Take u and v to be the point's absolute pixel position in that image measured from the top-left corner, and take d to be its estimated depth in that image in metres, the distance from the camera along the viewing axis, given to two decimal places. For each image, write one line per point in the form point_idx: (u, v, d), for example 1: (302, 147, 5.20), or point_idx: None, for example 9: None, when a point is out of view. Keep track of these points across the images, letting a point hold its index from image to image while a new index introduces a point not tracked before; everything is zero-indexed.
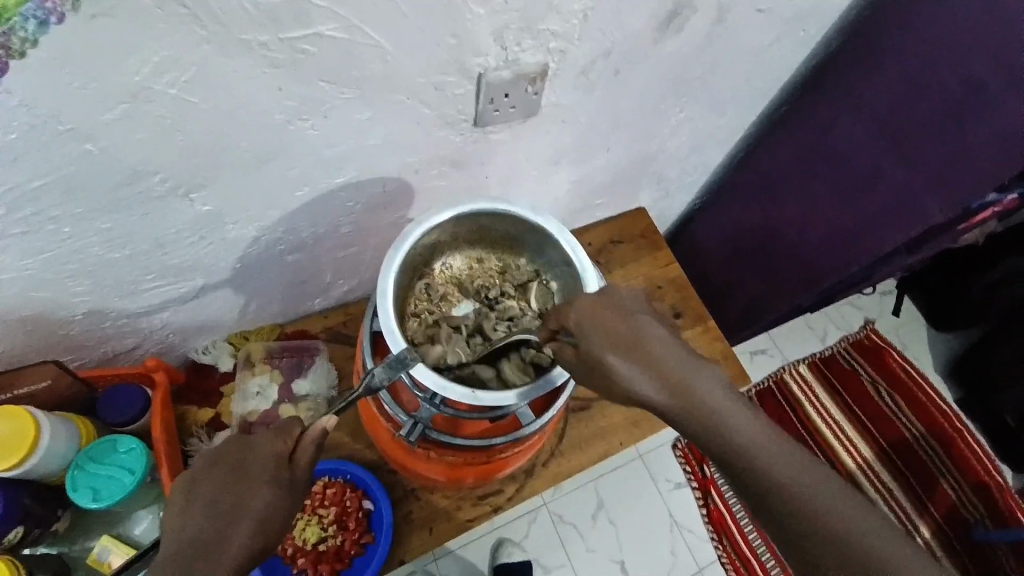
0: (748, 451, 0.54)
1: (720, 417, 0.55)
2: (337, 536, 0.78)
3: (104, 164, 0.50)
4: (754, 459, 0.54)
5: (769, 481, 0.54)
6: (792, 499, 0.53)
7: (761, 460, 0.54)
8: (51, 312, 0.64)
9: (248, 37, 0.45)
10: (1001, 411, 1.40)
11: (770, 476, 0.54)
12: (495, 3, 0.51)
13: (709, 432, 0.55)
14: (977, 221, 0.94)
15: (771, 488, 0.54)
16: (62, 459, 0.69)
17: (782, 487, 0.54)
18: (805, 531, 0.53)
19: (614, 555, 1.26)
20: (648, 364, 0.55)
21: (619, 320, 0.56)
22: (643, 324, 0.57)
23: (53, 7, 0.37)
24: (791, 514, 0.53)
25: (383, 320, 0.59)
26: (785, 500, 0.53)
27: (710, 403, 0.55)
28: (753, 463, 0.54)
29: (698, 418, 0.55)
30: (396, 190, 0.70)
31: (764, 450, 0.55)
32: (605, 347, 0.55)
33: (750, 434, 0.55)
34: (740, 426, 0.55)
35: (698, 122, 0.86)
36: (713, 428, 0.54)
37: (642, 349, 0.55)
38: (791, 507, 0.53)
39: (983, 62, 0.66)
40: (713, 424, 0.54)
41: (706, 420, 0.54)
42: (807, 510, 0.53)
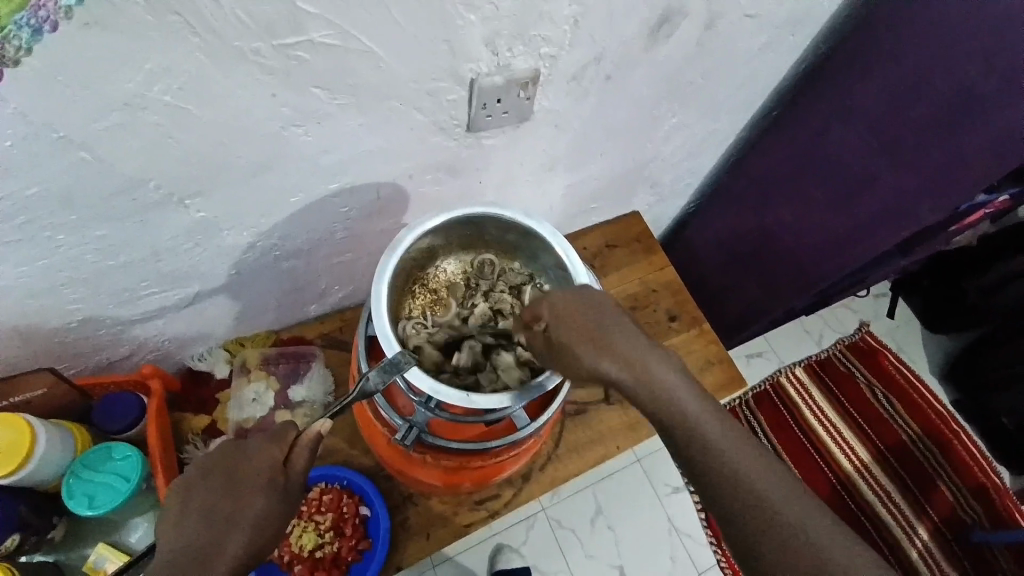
0: (698, 436, 0.52)
1: (676, 403, 0.53)
2: (333, 542, 0.77)
3: (99, 172, 0.50)
4: (702, 443, 0.52)
5: (719, 469, 0.52)
6: (737, 489, 0.51)
7: (711, 448, 0.52)
8: (46, 320, 0.64)
9: (241, 45, 0.46)
10: (995, 412, 1.40)
11: (718, 464, 0.52)
12: (486, 10, 0.52)
13: (659, 412, 0.53)
14: (969, 222, 0.95)
15: (719, 475, 0.52)
16: (57, 468, 0.69)
17: (728, 476, 0.51)
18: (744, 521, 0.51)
19: (613, 560, 1.25)
20: (615, 354, 0.53)
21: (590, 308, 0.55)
22: (607, 313, 0.55)
23: (47, 15, 0.38)
24: (733, 502, 0.51)
25: (378, 325, 0.59)
26: (729, 489, 0.51)
27: (665, 386, 0.53)
28: (707, 451, 0.52)
29: (647, 398, 0.53)
30: (390, 197, 0.71)
31: (726, 448, 0.52)
32: (569, 334, 0.54)
33: (705, 419, 0.53)
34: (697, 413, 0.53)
35: (690, 127, 0.86)
36: (664, 408, 0.53)
37: (608, 337, 0.54)
38: (732, 495, 0.51)
39: (971, 64, 0.67)
40: (672, 411, 0.53)
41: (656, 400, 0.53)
42: (750, 501, 0.51)
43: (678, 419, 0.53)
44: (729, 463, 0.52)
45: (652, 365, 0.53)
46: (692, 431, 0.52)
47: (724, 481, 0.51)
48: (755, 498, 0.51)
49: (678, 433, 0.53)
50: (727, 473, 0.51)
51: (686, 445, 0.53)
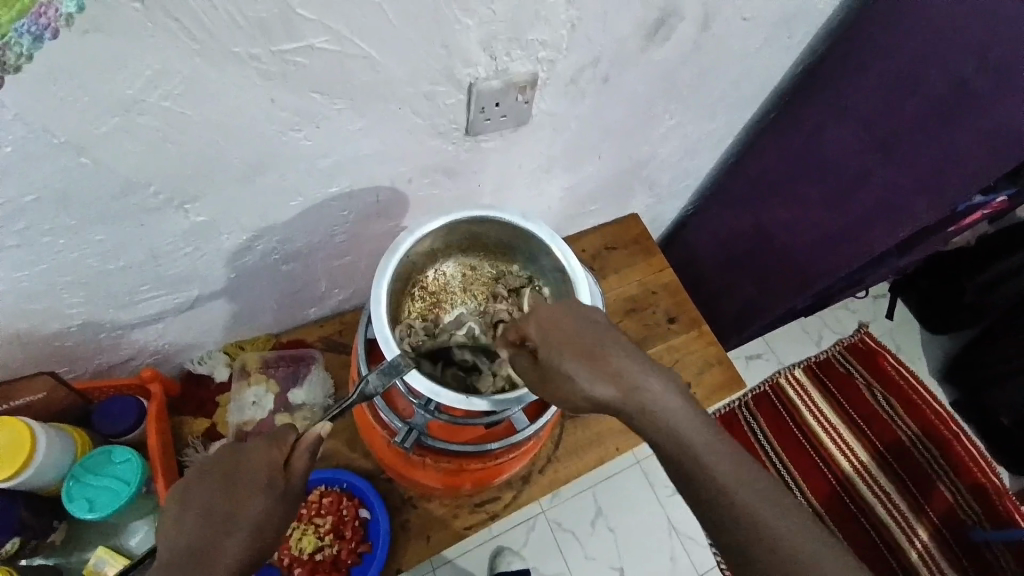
0: (728, 493, 0.49)
1: (697, 445, 0.50)
2: (333, 545, 0.78)
3: (100, 177, 0.51)
4: (734, 500, 0.49)
5: (754, 533, 0.48)
6: (774, 555, 0.47)
7: (745, 508, 0.48)
8: (46, 323, 0.64)
9: (240, 50, 0.46)
10: (995, 412, 1.40)
11: (752, 524, 0.48)
12: (483, 13, 0.52)
13: (684, 460, 0.50)
14: (966, 223, 0.95)
15: (756, 539, 0.48)
16: (57, 471, 0.69)
17: (763, 538, 0.48)
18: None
19: (614, 562, 1.25)
20: (607, 370, 0.51)
21: (574, 319, 0.54)
22: (595, 325, 0.54)
23: (48, 22, 0.38)
24: (769, 570, 0.47)
25: (378, 329, 0.59)
26: (765, 554, 0.47)
27: (682, 427, 0.51)
28: (702, 476, 0.50)
29: (664, 440, 0.51)
30: (389, 200, 0.71)
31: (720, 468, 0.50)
32: (551, 349, 0.52)
33: (743, 479, 0.50)
34: (723, 464, 0.50)
35: (687, 129, 0.87)
36: (685, 455, 0.50)
37: (594, 349, 0.52)
38: (768, 563, 0.47)
39: (969, 63, 0.67)
40: (659, 425, 0.51)
41: (678, 448, 0.50)
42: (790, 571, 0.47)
43: (704, 470, 0.50)
44: (765, 525, 0.48)
45: (656, 396, 0.51)
46: (720, 487, 0.49)
47: (757, 546, 0.48)
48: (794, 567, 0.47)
49: (705, 487, 0.49)
50: (761, 535, 0.48)
51: (717, 508, 0.49)
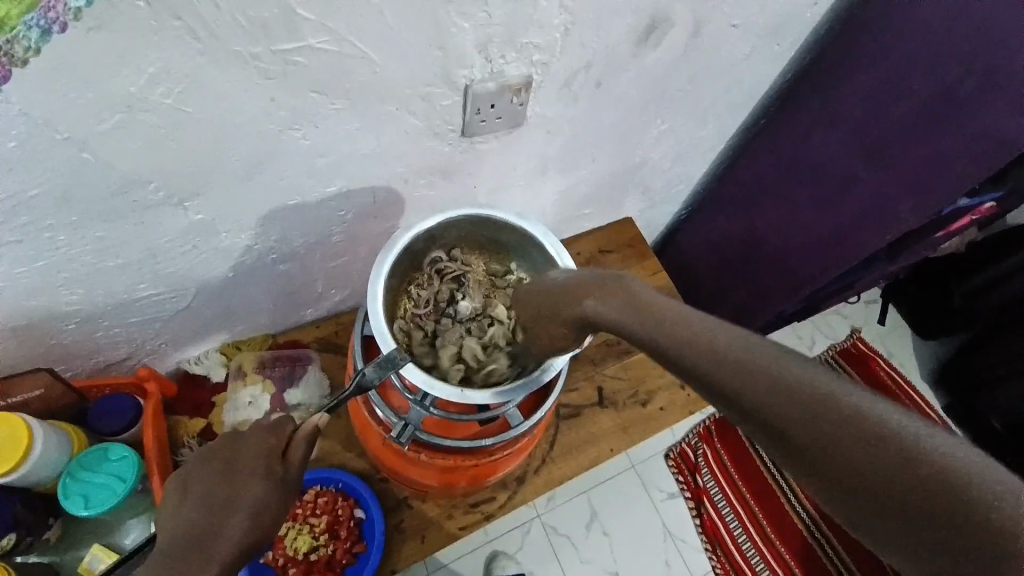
0: (770, 368, 0.39)
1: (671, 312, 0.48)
2: (327, 545, 0.78)
3: (102, 173, 0.51)
4: (772, 370, 0.39)
5: (812, 409, 0.37)
6: (843, 426, 0.35)
7: (777, 373, 0.39)
8: (45, 321, 0.65)
9: (240, 49, 0.47)
10: (986, 414, 1.41)
11: (806, 398, 0.37)
12: (479, 17, 0.54)
13: (711, 351, 0.43)
14: (954, 228, 0.97)
15: (818, 418, 0.36)
16: (55, 467, 0.69)
17: (823, 415, 0.36)
18: (861, 473, 0.34)
19: (608, 567, 1.25)
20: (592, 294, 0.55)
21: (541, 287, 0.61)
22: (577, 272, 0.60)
23: (56, 16, 0.40)
24: (809, 416, 0.36)
25: (374, 322, 0.60)
26: (816, 424, 0.36)
27: (701, 328, 0.45)
28: (678, 333, 0.46)
29: (683, 343, 0.45)
30: (386, 201, 0.72)
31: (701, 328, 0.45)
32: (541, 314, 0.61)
33: (736, 335, 0.43)
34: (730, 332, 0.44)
35: (680, 133, 0.88)
36: (716, 350, 0.42)
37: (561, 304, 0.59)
38: (834, 440, 0.35)
39: (953, 70, 0.69)
40: (634, 314, 0.50)
41: (702, 342, 0.43)
42: (868, 444, 0.34)
43: (737, 352, 0.41)
44: (821, 394, 0.37)
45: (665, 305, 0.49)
46: (745, 360, 0.41)
47: (817, 423, 0.36)
48: (874, 441, 0.34)
49: (740, 372, 0.40)
50: (819, 406, 0.36)
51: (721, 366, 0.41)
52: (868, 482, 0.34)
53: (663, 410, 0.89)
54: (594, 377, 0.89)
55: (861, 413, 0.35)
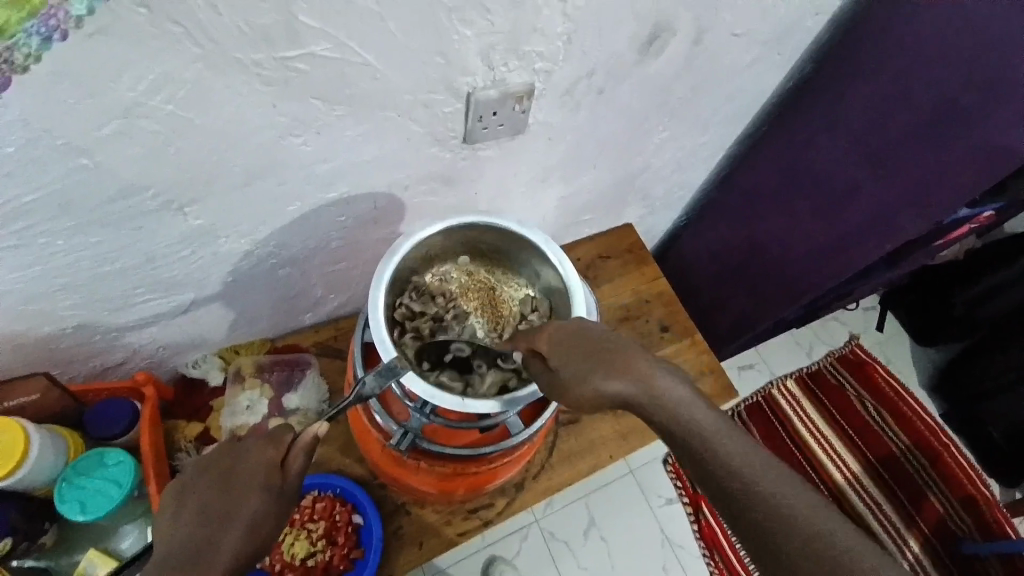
0: (724, 457, 0.52)
1: (671, 397, 0.55)
2: (325, 551, 0.77)
3: (100, 179, 0.51)
4: (720, 454, 0.52)
5: (789, 535, 0.49)
6: (759, 504, 0.50)
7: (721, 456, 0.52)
8: (40, 325, 0.64)
9: (242, 56, 0.47)
10: (984, 425, 1.42)
11: (759, 505, 0.50)
12: (481, 25, 0.54)
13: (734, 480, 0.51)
14: (953, 236, 0.96)
15: (793, 543, 0.48)
16: (50, 472, 0.69)
17: (793, 536, 0.48)
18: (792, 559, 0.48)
19: (606, 572, 1.25)
20: (618, 370, 0.55)
21: (585, 335, 0.58)
22: (608, 337, 0.58)
23: (57, 24, 0.39)
24: (743, 495, 0.51)
25: (375, 330, 0.60)
26: (740, 496, 0.51)
27: (711, 431, 0.53)
28: (661, 403, 0.54)
29: (672, 421, 0.54)
30: (387, 206, 0.72)
31: (678, 401, 0.54)
32: (572, 361, 0.57)
33: (698, 412, 0.54)
34: (689, 404, 0.55)
35: (681, 140, 0.88)
36: (717, 461, 0.52)
37: (612, 358, 0.56)
38: (759, 520, 0.50)
39: (955, 80, 0.69)
40: (657, 401, 0.55)
41: (687, 427, 0.53)
42: (783, 526, 0.49)
43: (705, 443, 0.53)
44: (770, 498, 0.50)
45: (688, 405, 0.55)
46: (701, 435, 0.53)
47: (766, 520, 0.50)
48: (789, 525, 0.49)
49: (752, 503, 0.50)
50: (773, 513, 0.50)
51: (679, 431, 0.54)
52: (797, 568, 0.48)
53: None
54: None
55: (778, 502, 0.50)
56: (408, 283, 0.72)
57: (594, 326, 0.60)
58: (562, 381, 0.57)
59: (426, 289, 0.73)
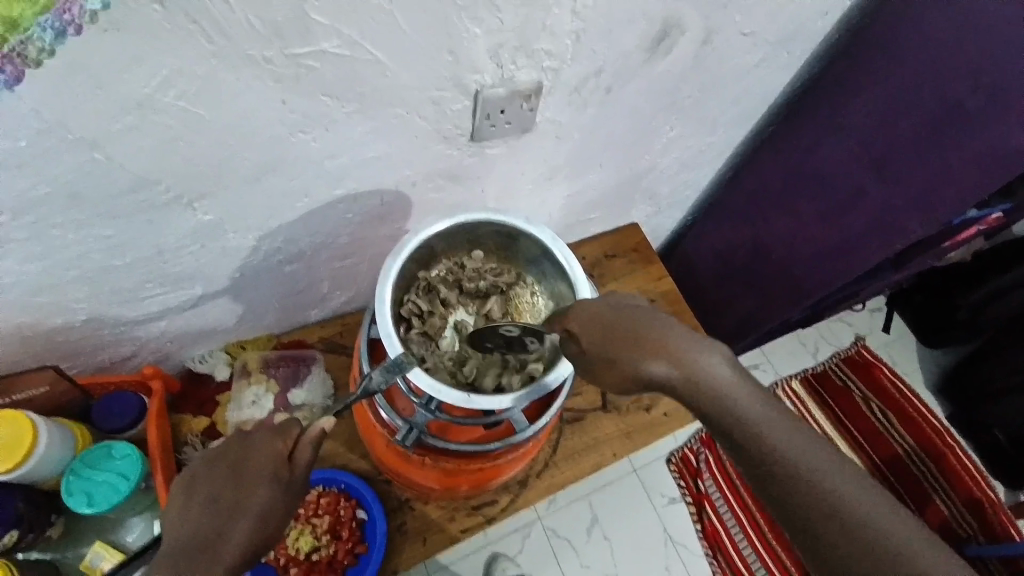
0: (773, 443, 0.54)
1: (716, 380, 0.55)
2: (329, 545, 0.78)
3: (111, 172, 0.52)
4: (770, 441, 0.54)
5: (835, 516, 0.52)
6: (808, 488, 0.52)
7: (769, 443, 0.54)
8: (50, 318, 0.65)
9: (253, 52, 0.47)
10: (990, 428, 1.41)
11: (807, 488, 0.52)
12: (491, 23, 0.54)
13: (784, 472, 0.53)
14: (961, 238, 0.96)
15: (838, 523, 0.51)
16: (59, 464, 0.69)
17: (839, 516, 0.51)
18: (839, 537, 0.51)
19: (609, 571, 1.25)
20: (655, 348, 0.56)
21: (621, 314, 0.58)
22: (647, 313, 0.59)
23: (71, 18, 0.40)
24: (791, 480, 0.53)
25: (380, 326, 0.60)
26: (789, 483, 0.53)
27: (758, 416, 0.55)
28: (710, 389, 0.55)
29: (722, 410, 0.55)
30: (393, 203, 0.72)
31: (726, 387, 0.55)
32: (614, 343, 0.56)
33: (745, 399, 0.55)
34: (737, 390, 0.55)
35: (688, 139, 0.88)
36: (767, 448, 0.54)
37: (652, 338, 0.56)
38: (806, 504, 0.52)
39: (962, 83, 0.68)
40: (702, 383, 0.55)
41: (736, 415, 0.55)
42: (830, 508, 0.52)
43: (754, 431, 0.54)
44: (818, 481, 0.52)
45: (734, 391, 0.55)
46: (749, 422, 0.54)
47: (813, 503, 0.52)
48: (835, 508, 0.52)
49: (802, 494, 0.53)
50: (820, 494, 0.52)
51: (728, 418, 0.55)
52: (845, 545, 0.51)
53: (666, 416, 0.88)
54: (599, 381, 0.89)
55: (824, 486, 0.52)
56: (415, 280, 0.72)
57: (630, 299, 0.61)
58: (607, 365, 0.57)
59: (433, 285, 0.73)
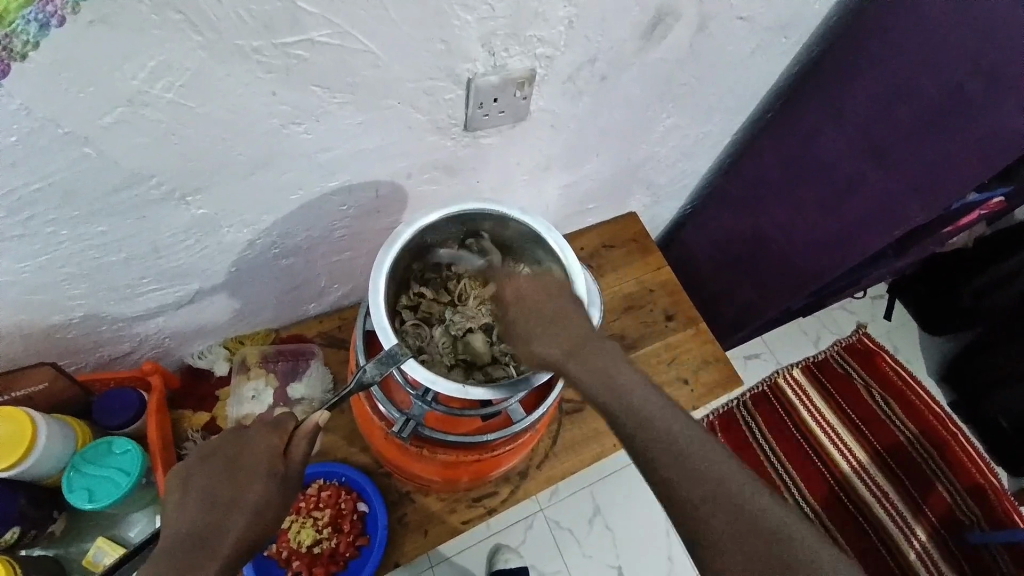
0: (657, 425, 0.49)
1: (606, 365, 0.54)
2: (331, 538, 0.78)
3: (103, 168, 0.51)
4: (653, 420, 0.49)
5: (721, 508, 0.45)
6: (698, 471, 0.46)
7: (651, 423, 0.49)
8: (47, 316, 0.65)
9: (242, 44, 0.47)
10: (993, 415, 1.40)
11: (697, 473, 0.46)
12: (483, 10, 0.53)
13: (666, 455, 0.47)
14: (963, 224, 0.95)
15: (726, 517, 0.44)
16: (59, 461, 0.69)
17: (730, 509, 0.45)
18: (732, 535, 0.44)
19: (611, 561, 1.25)
20: (562, 330, 0.58)
21: (547, 300, 0.60)
22: (563, 303, 0.60)
23: (54, 10, 0.39)
24: (672, 463, 0.47)
25: (375, 318, 0.60)
26: (675, 467, 0.47)
27: (635, 396, 0.51)
28: (592, 372, 0.54)
29: (605, 387, 0.52)
30: (389, 195, 0.72)
31: (615, 371, 0.53)
32: (528, 321, 0.59)
33: (630, 383, 0.52)
34: (628, 375, 0.53)
35: (685, 127, 0.87)
36: (642, 425, 0.49)
37: (564, 322, 0.58)
38: (692, 493, 0.46)
39: (961, 67, 0.67)
40: (585, 370, 0.54)
41: (620, 395, 0.51)
42: (719, 498, 0.45)
43: (641, 413, 0.50)
44: (703, 466, 0.46)
45: (621, 377, 0.53)
46: (637, 404, 0.50)
47: (704, 491, 0.45)
48: (724, 498, 0.45)
49: (716, 503, 0.45)
50: (710, 483, 0.46)
51: (616, 399, 0.51)
52: (737, 544, 0.43)
53: None
54: None
55: (709, 473, 0.46)
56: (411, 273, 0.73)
57: (564, 292, 0.61)
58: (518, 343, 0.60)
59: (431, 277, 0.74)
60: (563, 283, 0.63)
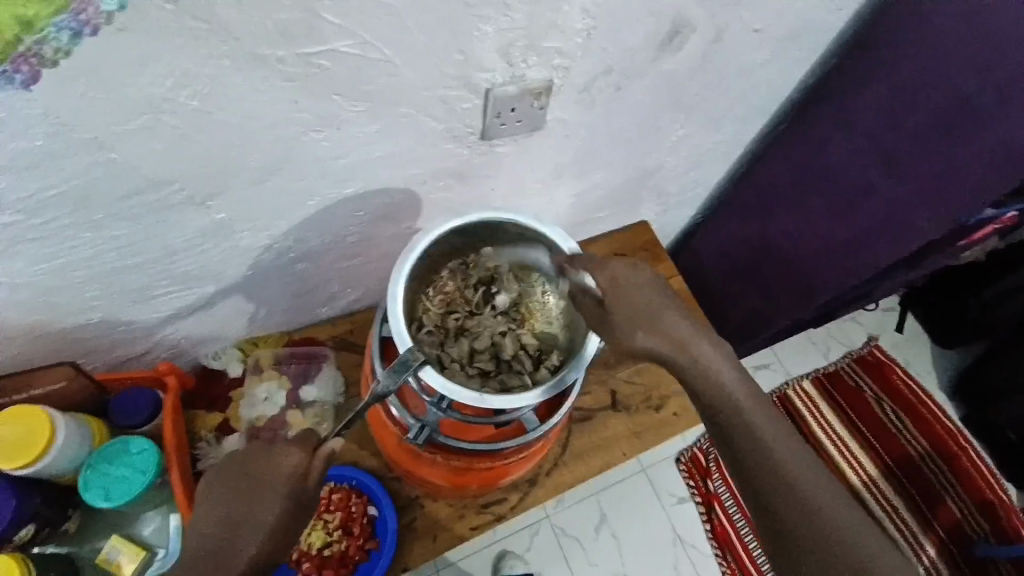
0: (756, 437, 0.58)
1: (699, 360, 0.59)
2: (341, 541, 0.79)
3: (126, 172, 0.52)
4: (750, 429, 0.58)
5: (790, 501, 0.57)
6: (780, 474, 0.57)
7: (755, 436, 0.58)
8: (66, 316, 0.66)
9: (265, 53, 0.48)
10: (1002, 428, 1.40)
11: (774, 471, 0.57)
12: (501, 21, 0.54)
13: (761, 457, 0.58)
14: (976, 238, 0.95)
15: (792, 507, 0.56)
16: (76, 459, 0.70)
17: (794, 501, 0.56)
18: (794, 519, 0.56)
19: (616, 570, 1.25)
20: (660, 329, 0.58)
21: (640, 291, 0.60)
22: (655, 289, 0.60)
23: (87, 18, 0.40)
24: (762, 463, 0.58)
25: (392, 325, 0.60)
26: (781, 473, 0.57)
27: (744, 404, 0.58)
28: (698, 373, 0.59)
29: (715, 397, 0.58)
30: (403, 201, 0.72)
31: (725, 381, 0.59)
32: (621, 312, 0.59)
33: (743, 394, 0.59)
34: (732, 386, 0.59)
35: (697, 138, 0.88)
36: (750, 433, 0.58)
37: (657, 318, 0.59)
38: (768, 486, 0.57)
39: (969, 75, 0.68)
40: (700, 373, 0.59)
41: (734, 405, 0.58)
42: (799, 498, 0.56)
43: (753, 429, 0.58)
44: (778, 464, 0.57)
45: (726, 382, 0.59)
46: (743, 415, 0.58)
47: (778, 487, 0.57)
48: (795, 496, 0.57)
49: (789, 497, 0.57)
50: (781, 480, 0.57)
51: (718, 408, 0.59)
52: (796, 524, 0.56)
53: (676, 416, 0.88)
54: (608, 382, 0.88)
55: (784, 475, 0.57)
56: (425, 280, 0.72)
57: (642, 269, 0.61)
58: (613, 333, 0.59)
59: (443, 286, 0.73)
60: (634, 261, 0.62)
